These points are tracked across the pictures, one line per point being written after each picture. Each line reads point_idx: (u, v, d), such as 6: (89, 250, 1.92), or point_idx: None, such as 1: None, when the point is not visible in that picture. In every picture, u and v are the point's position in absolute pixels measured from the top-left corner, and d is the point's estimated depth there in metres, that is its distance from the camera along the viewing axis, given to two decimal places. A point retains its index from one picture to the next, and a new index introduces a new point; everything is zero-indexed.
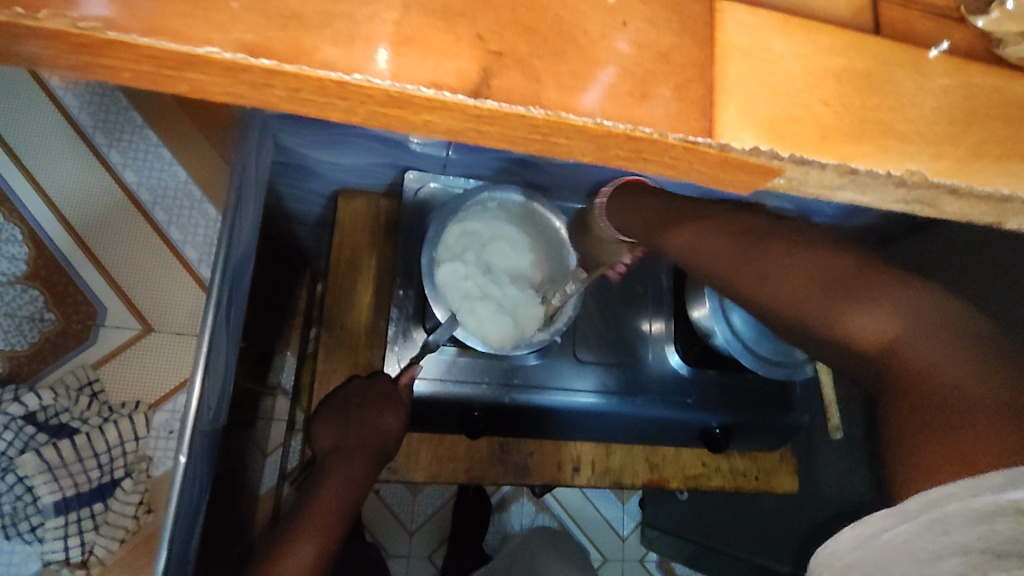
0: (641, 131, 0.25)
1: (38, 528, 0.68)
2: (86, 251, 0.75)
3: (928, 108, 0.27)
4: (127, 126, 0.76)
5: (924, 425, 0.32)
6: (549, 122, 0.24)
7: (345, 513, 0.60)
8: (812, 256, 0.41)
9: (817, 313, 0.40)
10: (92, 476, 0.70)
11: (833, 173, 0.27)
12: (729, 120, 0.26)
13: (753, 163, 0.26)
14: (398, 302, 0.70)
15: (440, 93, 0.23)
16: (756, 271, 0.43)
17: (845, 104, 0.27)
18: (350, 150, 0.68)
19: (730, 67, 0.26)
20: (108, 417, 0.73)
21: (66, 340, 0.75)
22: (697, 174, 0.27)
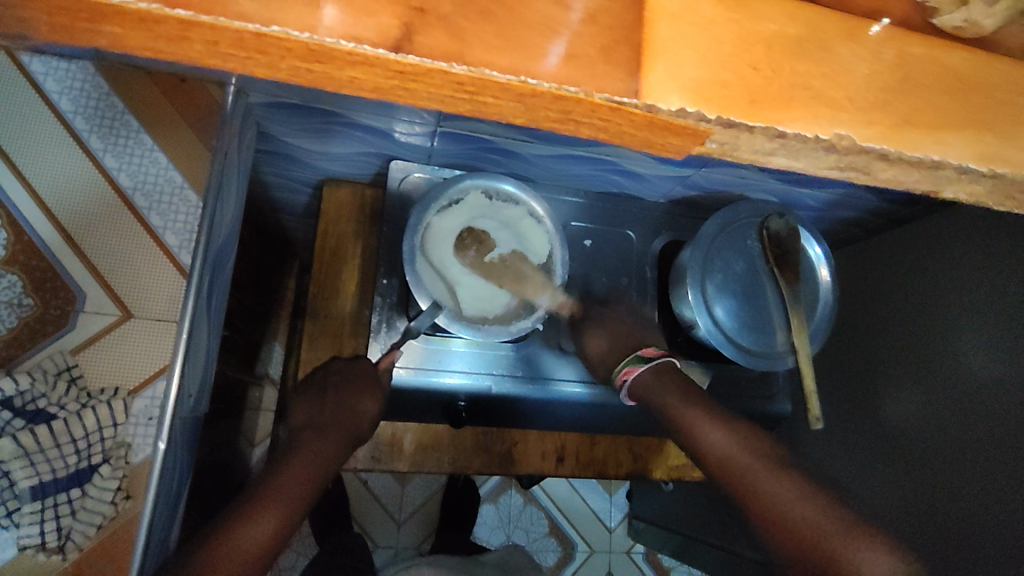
0: (567, 90, 0.25)
1: (13, 513, 0.63)
2: (76, 250, 0.67)
3: (859, 77, 0.27)
4: (110, 114, 0.65)
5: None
6: (471, 79, 0.24)
7: (314, 488, 0.56)
8: (818, 501, 0.52)
9: (826, 535, 0.50)
10: (69, 461, 0.64)
11: (761, 135, 0.27)
12: (656, 81, 0.26)
13: (679, 125, 0.26)
14: (381, 291, 0.71)
15: (361, 48, 0.23)
16: (768, 489, 0.54)
17: (772, 69, 0.26)
18: (333, 139, 0.68)
19: (660, 30, 0.26)
20: (86, 403, 0.66)
21: (42, 326, 0.68)
22: (631, 134, 0.27)
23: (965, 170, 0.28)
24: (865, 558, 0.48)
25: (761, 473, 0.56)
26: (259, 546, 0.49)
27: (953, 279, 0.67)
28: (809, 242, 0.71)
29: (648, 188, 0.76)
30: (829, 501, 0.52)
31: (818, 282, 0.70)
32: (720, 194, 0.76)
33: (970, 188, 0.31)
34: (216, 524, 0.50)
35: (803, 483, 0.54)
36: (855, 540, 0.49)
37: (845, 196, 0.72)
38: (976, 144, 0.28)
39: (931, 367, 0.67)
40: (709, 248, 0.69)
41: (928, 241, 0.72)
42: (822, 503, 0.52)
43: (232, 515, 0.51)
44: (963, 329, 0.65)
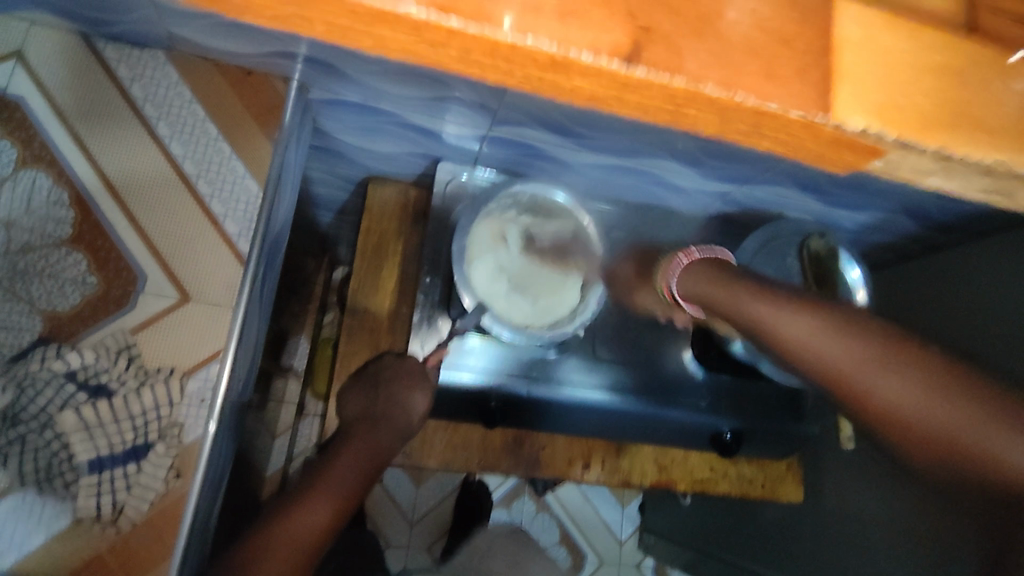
0: (703, 87, 0.29)
1: (72, 486, 0.53)
2: (134, 221, 0.59)
3: (997, 102, 0.34)
4: (181, 106, 0.60)
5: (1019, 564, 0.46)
6: (686, 90, 0.30)
7: (364, 478, 0.60)
8: (922, 369, 0.45)
9: (981, 437, 0.43)
10: (127, 437, 0.55)
11: (932, 156, 0.33)
12: (846, 105, 0.31)
13: (861, 141, 0.33)
14: (424, 289, 0.72)
15: (543, 45, 0.27)
16: (860, 378, 0.46)
17: (941, 95, 0.33)
18: (381, 137, 0.69)
19: (846, 57, 0.32)
20: (143, 381, 0.56)
21: (103, 304, 0.57)
22: (812, 143, 0.34)
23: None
24: (946, 410, 0.44)
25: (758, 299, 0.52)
26: (315, 533, 0.54)
27: (986, 310, 0.69)
28: (848, 264, 0.70)
29: (687, 202, 0.77)
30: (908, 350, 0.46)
31: (856, 307, 0.67)
32: (760, 212, 0.77)
33: None
34: (277, 511, 0.55)
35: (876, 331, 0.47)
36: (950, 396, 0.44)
37: (883, 221, 0.73)
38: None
39: (962, 395, 0.69)
40: (749, 264, 0.71)
41: (961, 269, 0.73)
42: (966, 400, 0.44)
43: (291, 503, 0.55)
44: (995, 363, 0.66)
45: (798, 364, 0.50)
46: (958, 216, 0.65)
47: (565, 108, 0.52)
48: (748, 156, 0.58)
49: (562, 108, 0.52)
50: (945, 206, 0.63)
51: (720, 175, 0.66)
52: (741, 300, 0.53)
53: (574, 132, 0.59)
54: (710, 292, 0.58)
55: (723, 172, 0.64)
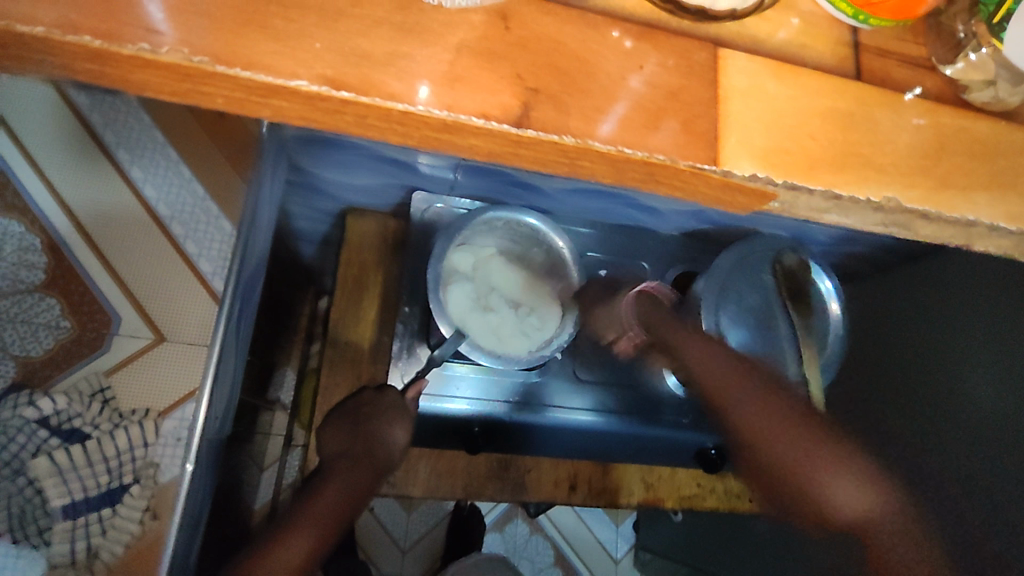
0: (656, 158, 0.30)
1: (46, 531, 0.66)
2: (102, 259, 0.70)
3: (900, 144, 0.34)
4: (153, 148, 0.68)
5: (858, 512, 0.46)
6: (578, 148, 0.30)
7: (344, 516, 0.59)
8: (796, 416, 0.46)
9: (806, 464, 0.44)
10: (101, 481, 0.69)
11: (820, 197, 0.33)
12: (729, 151, 0.31)
13: (754, 188, 0.32)
14: (403, 319, 0.73)
15: (489, 124, 0.29)
16: (732, 395, 0.48)
17: (828, 139, 0.33)
18: (356, 170, 0.69)
19: (731, 105, 0.32)
20: (118, 423, 0.70)
21: (78, 347, 0.71)
22: (705, 192, 0.33)
23: (994, 228, 0.34)
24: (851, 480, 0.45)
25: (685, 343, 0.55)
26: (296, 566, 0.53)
27: (961, 323, 0.69)
28: (819, 276, 0.73)
29: (662, 223, 0.78)
30: (812, 416, 0.46)
31: (829, 315, 0.71)
32: (735, 228, 0.78)
33: (1000, 243, 0.36)
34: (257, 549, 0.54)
35: (794, 405, 0.46)
36: (834, 464, 0.44)
37: (858, 236, 0.73)
38: (1003, 203, 0.34)
39: (938, 405, 0.69)
40: (724, 280, 0.72)
41: (934, 279, 0.73)
42: (806, 427, 0.45)
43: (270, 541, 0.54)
44: (969, 376, 0.67)
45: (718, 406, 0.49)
46: None
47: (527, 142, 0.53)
48: None
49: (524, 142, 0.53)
50: None
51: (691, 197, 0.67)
52: (678, 346, 0.55)
53: None
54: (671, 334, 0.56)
55: None
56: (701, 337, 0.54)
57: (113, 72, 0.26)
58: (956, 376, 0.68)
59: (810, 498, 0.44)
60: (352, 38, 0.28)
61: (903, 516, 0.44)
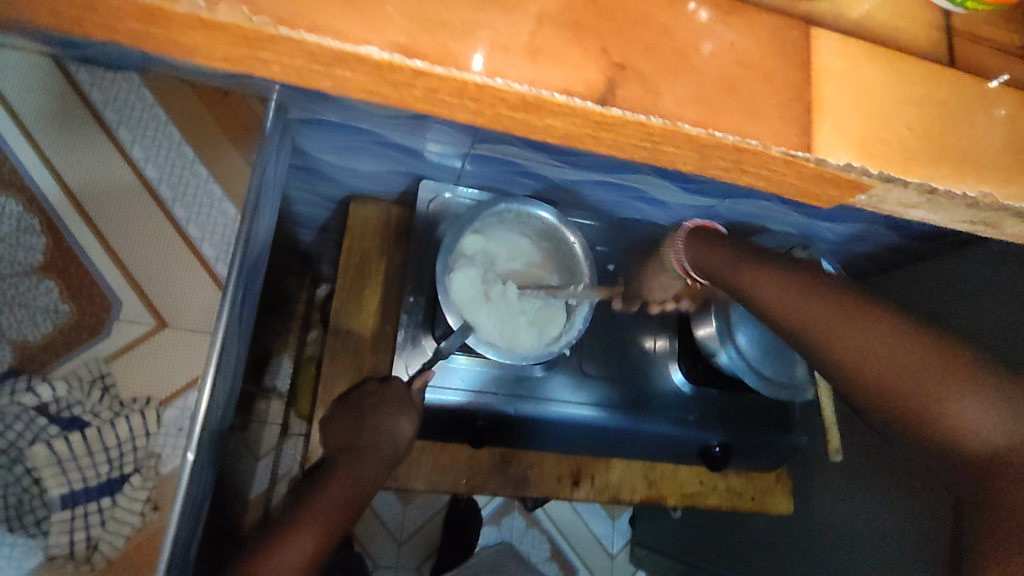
0: (728, 138, 0.30)
1: (42, 523, 0.50)
2: (85, 216, 0.55)
3: (990, 137, 0.34)
4: (156, 129, 0.57)
5: (1007, 540, 0.39)
6: (663, 130, 0.29)
7: (346, 510, 0.60)
8: (899, 336, 0.45)
9: (930, 387, 0.43)
10: (102, 472, 0.52)
11: (914, 190, 0.33)
12: (826, 140, 0.31)
13: (844, 178, 0.32)
14: (407, 309, 0.71)
15: (573, 100, 0.28)
16: (839, 335, 0.47)
17: (921, 129, 0.33)
18: (361, 155, 0.68)
19: (826, 91, 0.32)
20: (118, 413, 0.53)
21: (75, 334, 0.54)
22: (793, 181, 0.33)
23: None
24: (970, 403, 0.42)
25: (753, 279, 0.55)
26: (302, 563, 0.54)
27: (982, 331, 0.68)
28: None
29: (671, 217, 0.77)
30: (907, 330, 0.45)
31: None
32: (744, 224, 0.77)
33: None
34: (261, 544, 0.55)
35: (899, 323, 0.46)
36: (958, 379, 0.42)
37: (865, 232, 0.73)
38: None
39: None
40: None
41: (958, 286, 0.72)
42: (919, 347, 0.44)
43: (276, 533, 0.56)
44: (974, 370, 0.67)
45: (802, 336, 0.50)
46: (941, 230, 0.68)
47: None
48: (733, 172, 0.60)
49: None
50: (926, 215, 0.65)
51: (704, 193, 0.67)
52: (744, 281, 0.56)
53: (560, 151, 0.60)
54: (726, 265, 0.58)
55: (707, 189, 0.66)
56: (766, 270, 0.54)
57: (148, 27, 0.25)
58: None
59: (946, 430, 0.43)
60: (428, 5, 0.27)
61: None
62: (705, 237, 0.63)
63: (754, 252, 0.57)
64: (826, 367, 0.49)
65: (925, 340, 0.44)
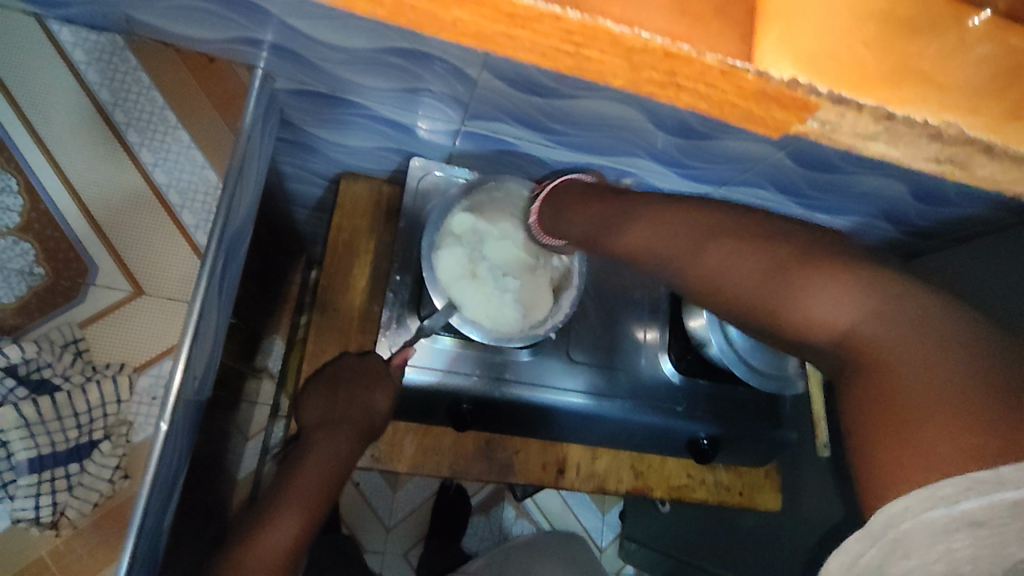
0: (640, 35, 0.32)
1: (9, 484, 0.50)
2: (94, 224, 0.54)
3: (958, 73, 0.37)
4: (139, 93, 0.56)
5: (889, 419, 0.33)
6: (584, 26, 0.31)
7: (330, 490, 0.60)
8: (749, 240, 0.42)
9: (781, 283, 0.39)
10: (71, 438, 0.51)
11: (867, 111, 0.36)
12: (773, 53, 0.34)
13: (789, 93, 0.34)
14: (393, 287, 0.70)
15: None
16: (691, 257, 0.44)
17: (880, 52, 0.36)
18: (352, 131, 0.67)
19: (777, 7, 0.35)
20: (91, 378, 0.52)
21: (51, 300, 0.53)
22: (737, 101, 0.35)
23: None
24: (821, 290, 0.38)
25: (615, 222, 0.53)
26: (288, 545, 0.55)
27: None
28: None
29: None
30: (763, 233, 0.42)
31: None
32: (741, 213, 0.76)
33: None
34: (247, 532, 0.56)
35: (752, 225, 0.43)
36: (805, 269, 0.39)
37: (864, 224, 0.72)
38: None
39: None
40: None
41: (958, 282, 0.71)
42: (775, 251, 0.40)
43: (261, 520, 0.56)
44: None
45: (667, 276, 0.47)
46: (940, 220, 0.67)
47: (539, 101, 0.54)
48: (726, 152, 0.59)
49: (535, 101, 0.54)
50: (925, 205, 0.64)
51: (699, 176, 0.66)
52: (611, 220, 0.54)
53: (548, 128, 0.59)
54: (593, 209, 0.57)
55: (699, 171, 0.65)
56: (632, 210, 0.52)
57: None
58: None
59: (797, 321, 0.39)
60: None
61: (896, 318, 0.35)
62: (569, 191, 0.61)
63: (621, 196, 0.56)
64: (690, 290, 0.45)
65: (776, 237, 0.41)
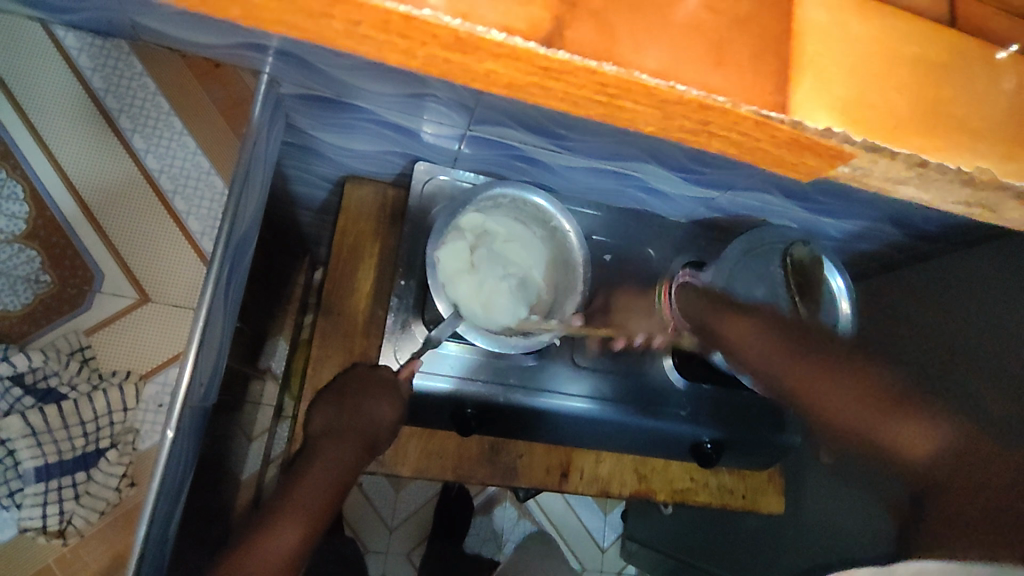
0: (676, 88, 0.27)
1: (16, 492, 0.50)
2: (99, 228, 0.54)
3: (991, 104, 0.32)
4: (144, 98, 0.56)
5: (960, 504, 0.48)
6: (617, 79, 0.27)
7: (332, 498, 0.59)
8: (860, 393, 0.54)
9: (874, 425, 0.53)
10: (78, 445, 0.52)
11: (900, 161, 0.31)
12: (803, 101, 0.29)
13: (822, 142, 0.30)
14: (398, 292, 0.70)
15: (512, 38, 0.25)
16: (797, 381, 0.57)
17: (913, 93, 0.30)
18: (358, 136, 0.66)
19: (808, 44, 0.29)
20: (97, 386, 0.52)
21: (57, 308, 0.54)
22: (765, 147, 0.31)
23: None
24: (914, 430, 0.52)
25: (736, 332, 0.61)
26: (288, 552, 0.55)
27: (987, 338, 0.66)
28: (831, 273, 0.70)
29: (672, 209, 0.76)
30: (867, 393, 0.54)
31: (838, 314, 0.68)
32: (746, 218, 0.76)
33: None
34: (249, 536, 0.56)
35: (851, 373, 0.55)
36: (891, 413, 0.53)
37: (869, 229, 0.72)
38: None
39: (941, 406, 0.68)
40: (733, 269, 0.70)
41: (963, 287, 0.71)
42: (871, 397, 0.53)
43: (264, 525, 0.56)
44: (979, 377, 0.66)
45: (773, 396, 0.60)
46: (946, 226, 0.67)
47: (547, 110, 0.53)
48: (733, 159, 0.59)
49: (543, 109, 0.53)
50: (931, 211, 0.64)
51: (705, 181, 0.66)
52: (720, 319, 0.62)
53: (556, 134, 0.59)
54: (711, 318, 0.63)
55: (706, 177, 0.64)
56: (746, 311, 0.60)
57: None
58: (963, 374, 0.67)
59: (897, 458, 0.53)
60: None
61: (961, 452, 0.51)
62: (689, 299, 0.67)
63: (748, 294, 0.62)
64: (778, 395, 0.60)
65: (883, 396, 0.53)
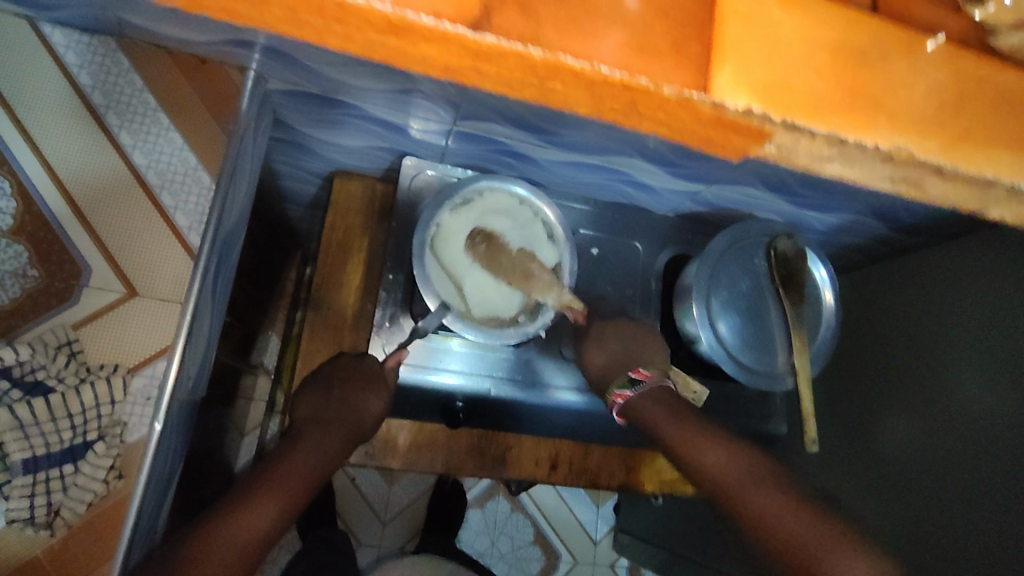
0: (632, 78, 0.30)
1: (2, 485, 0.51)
2: (87, 225, 0.55)
3: (920, 97, 0.34)
4: (131, 94, 0.56)
5: None
6: (545, 62, 0.29)
7: (309, 485, 0.57)
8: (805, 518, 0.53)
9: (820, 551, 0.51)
10: (65, 438, 0.52)
11: (821, 139, 0.33)
12: (723, 84, 0.31)
13: (743, 121, 0.32)
14: (387, 286, 0.71)
15: (442, 24, 0.28)
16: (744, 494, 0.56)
17: (834, 79, 0.33)
18: (345, 131, 0.67)
19: (731, 31, 0.31)
20: (85, 379, 0.53)
21: (45, 302, 0.54)
22: (696, 128, 0.34)
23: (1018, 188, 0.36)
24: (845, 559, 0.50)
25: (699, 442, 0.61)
26: (259, 530, 0.51)
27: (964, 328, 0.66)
28: (814, 264, 0.72)
29: (658, 202, 0.77)
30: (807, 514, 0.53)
31: (821, 306, 0.70)
32: (731, 211, 0.77)
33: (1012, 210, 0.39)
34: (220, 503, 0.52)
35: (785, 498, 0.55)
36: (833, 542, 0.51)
37: (851, 220, 0.73)
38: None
39: (920, 396, 0.68)
40: (716, 264, 0.69)
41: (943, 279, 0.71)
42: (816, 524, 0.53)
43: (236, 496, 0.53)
44: (957, 368, 0.66)
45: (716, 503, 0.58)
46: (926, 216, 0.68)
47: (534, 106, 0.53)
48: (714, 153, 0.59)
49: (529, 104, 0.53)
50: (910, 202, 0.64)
51: (689, 175, 0.66)
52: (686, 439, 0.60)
53: (539, 129, 0.59)
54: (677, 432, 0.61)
55: (689, 171, 0.65)
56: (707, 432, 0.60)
57: None
58: (942, 364, 0.67)
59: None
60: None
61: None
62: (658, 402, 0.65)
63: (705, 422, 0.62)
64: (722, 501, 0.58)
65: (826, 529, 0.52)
